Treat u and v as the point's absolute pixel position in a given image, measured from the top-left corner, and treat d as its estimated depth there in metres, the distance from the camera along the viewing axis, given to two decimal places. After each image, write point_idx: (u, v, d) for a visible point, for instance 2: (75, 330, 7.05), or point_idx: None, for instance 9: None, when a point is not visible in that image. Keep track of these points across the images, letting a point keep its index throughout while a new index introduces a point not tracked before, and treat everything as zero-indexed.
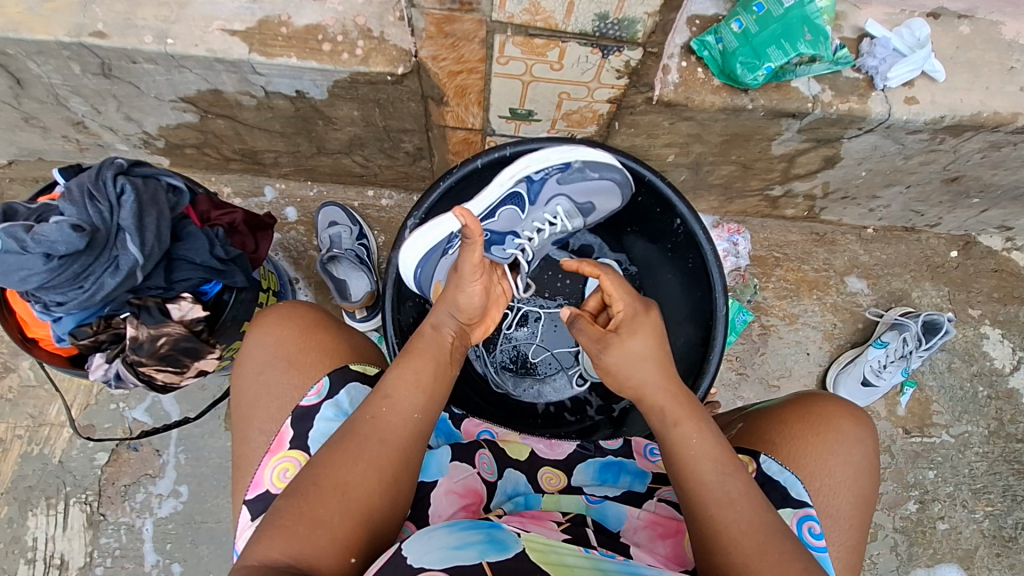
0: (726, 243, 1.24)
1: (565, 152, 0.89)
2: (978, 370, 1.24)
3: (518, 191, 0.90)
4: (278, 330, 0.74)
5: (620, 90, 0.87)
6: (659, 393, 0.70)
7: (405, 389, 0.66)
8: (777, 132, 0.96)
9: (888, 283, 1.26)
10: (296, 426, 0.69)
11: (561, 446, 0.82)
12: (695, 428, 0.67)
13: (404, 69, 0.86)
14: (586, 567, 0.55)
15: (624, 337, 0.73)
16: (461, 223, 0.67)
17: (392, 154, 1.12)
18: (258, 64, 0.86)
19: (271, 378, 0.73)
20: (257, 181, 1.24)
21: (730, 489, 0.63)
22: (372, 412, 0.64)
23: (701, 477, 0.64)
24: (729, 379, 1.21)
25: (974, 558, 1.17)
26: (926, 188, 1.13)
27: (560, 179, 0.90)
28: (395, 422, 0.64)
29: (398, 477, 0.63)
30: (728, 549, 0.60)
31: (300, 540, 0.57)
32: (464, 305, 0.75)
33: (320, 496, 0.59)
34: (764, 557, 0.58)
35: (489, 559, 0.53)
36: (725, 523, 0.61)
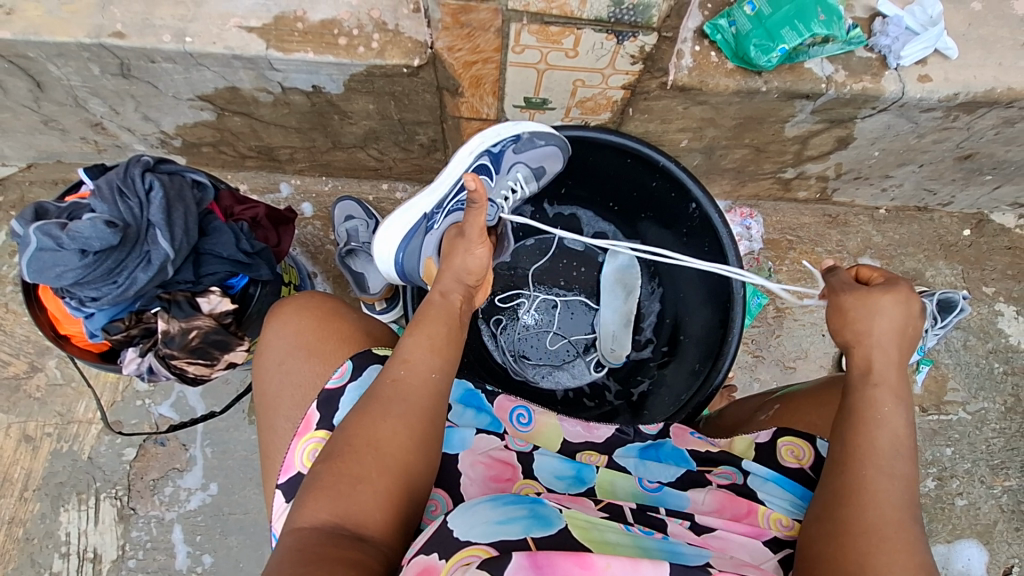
0: (740, 227, 1.26)
1: (513, 126, 0.94)
2: (993, 347, 1.25)
3: (483, 163, 0.94)
4: (296, 318, 0.75)
5: (635, 75, 0.87)
6: (885, 348, 0.65)
7: (420, 348, 0.67)
8: (790, 114, 0.96)
9: (902, 262, 1.27)
10: (322, 410, 0.70)
11: (599, 430, 0.82)
12: (892, 400, 0.64)
13: (420, 61, 0.87)
14: (626, 545, 0.57)
15: (876, 295, 0.65)
16: (469, 188, 0.72)
17: (407, 147, 1.13)
18: (275, 59, 0.87)
19: (293, 367, 0.74)
20: (273, 178, 1.25)
21: (898, 471, 0.61)
22: (393, 375, 0.65)
23: (875, 447, 0.62)
24: (746, 362, 1.22)
25: (994, 533, 1.18)
26: (939, 166, 1.13)
27: (516, 149, 0.95)
28: (413, 380, 0.65)
29: (427, 433, 0.63)
30: (870, 534, 0.58)
31: (343, 499, 0.58)
32: (473, 269, 0.77)
33: (354, 455, 0.60)
34: (893, 545, 0.57)
35: (533, 535, 0.55)
36: (881, 509, 0.59)
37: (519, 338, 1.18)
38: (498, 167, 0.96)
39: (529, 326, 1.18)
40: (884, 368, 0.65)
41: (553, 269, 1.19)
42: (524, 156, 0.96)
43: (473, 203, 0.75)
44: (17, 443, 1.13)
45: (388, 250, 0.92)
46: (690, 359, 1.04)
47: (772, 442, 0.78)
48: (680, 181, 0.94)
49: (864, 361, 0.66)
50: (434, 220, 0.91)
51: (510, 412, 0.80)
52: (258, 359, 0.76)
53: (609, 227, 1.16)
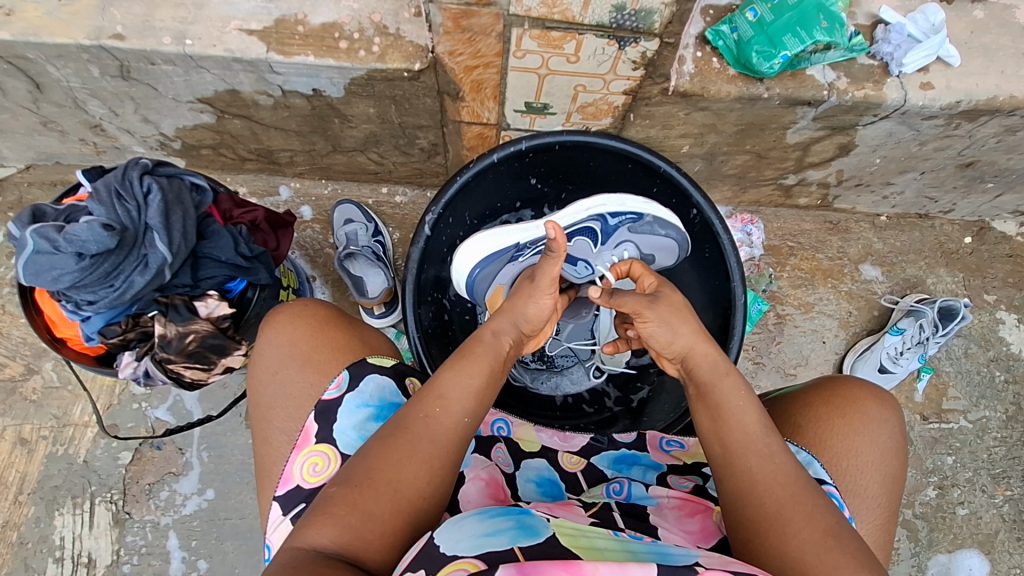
0: (740, 234, 1.25)
1: (643, 203, 0.91)
2: (994, 355, 1.24)
3: (592, 224, 0.93)
4: (291, 328, 0.75)
5: (636, 81, 0.87)
6: (707, 346, 0.70)
7: (460, 391, 0.66)
8: (792, 121, 0.96)
9: (903, 270, 1.26)
10: (320, 422, 0.70)
11: (575, 439, 0.83)
12: (740, 383, 0.67)
13: (421, 65, 0.87)
14: (616, 550, 0.56)
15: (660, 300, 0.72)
16: (550, 236, 0.69)
17: (407, 151, 1.13)
18: (275, 62, 0.87)
19: (287, 378, 0.73)
20: (272, 181, 1.25)
21: (772, 443, 0.63)
22: (426, 412, 0.64)
23: (744, 431, 0.64)
24: (746, 369, 1.21)
25: (995, 543, 1.17)
26: (941, 174, 1.13)
27: (632, 228, 0.92)
28: (447, 424, 0.65)
29: (445, 479, 0.63)
30: (763, 500, 0.60)
31: (352, 530, 0.57)
32: (530, 317, 0.77)
33: (371, 489, 0.59)
34: (798, 507, 0.59)
35: (520, 545, 0.54)
36: (761, 475, 0.61)
37: None
38: (604, 239, 0.94)
39: None
40: (716, 360, 0.69)
41: None
42: (637, 239, 0.93)
43: (550, 253, 0.73)
44: (13, 446, 1.12)
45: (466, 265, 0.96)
46: None
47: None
48: (681, 188, 0.93)
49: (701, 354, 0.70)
50: (522, 254, 0.95)
51: (492, 424, 0.81)
52: (252, 368, 0.76)
53: None
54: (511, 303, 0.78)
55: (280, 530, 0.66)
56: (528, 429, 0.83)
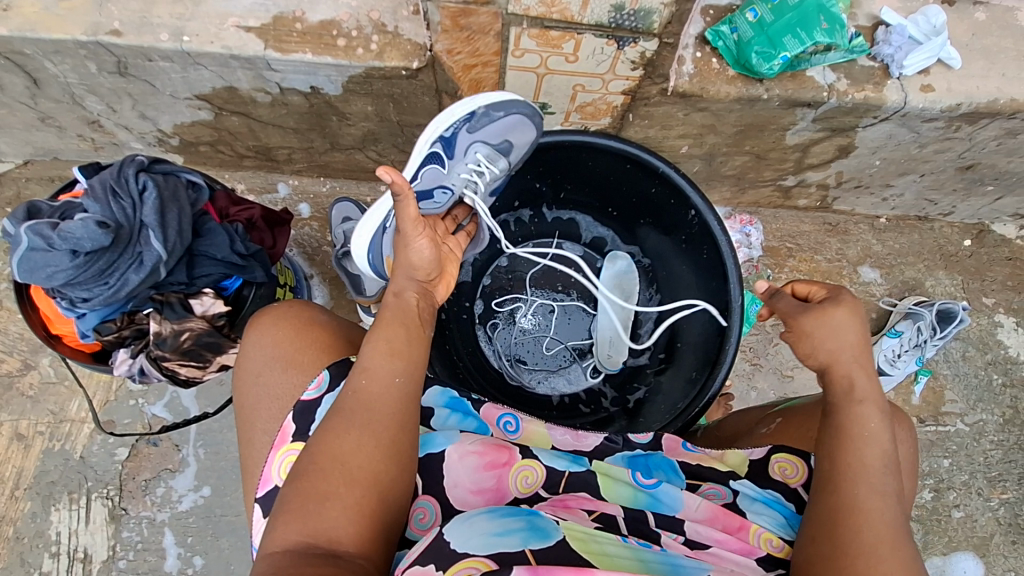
0: (738, 235, 1.25)
1: (469, 101, 0.85)
2: (992, 359, 1.24)
3: (435, 151, 0.86)
4: (274, 330, 0.75)
5: (635, 81, 0.86)
6: (854, 365, 0.67)
7: (380, 357, 0.65)
8: (792, 122, 0.96)
9: (902, 272, 1.26)
10: (299, 421, 0.69)
11: (587, 438, 0.79)
12: (875, 413, 0.66)
13: (419, 63, 0.86)
14: (626, 558, 0.58)
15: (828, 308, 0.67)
16: (387, 181, 0.65)
17: (405, 149, 1.13)
18: (273, 60, 0.87)
19: (270, 379, 0.73)
20: (270, 178, 1.24)
21: (886, 483, 0.63)
22: (354, 387, 0.64)
23: (859, 460, 0.64)
24: (743, 370, 1.21)
25: (990, 546, 1.17)
26: (941, 176, 1.12)
27: (470, 128, 0.86)
28: (376, 390, 0.64)
29: (396, 440, 0.62)
30: (860, 533, 0.60)
31: (313, 517, 0.57)
32: (417, 262, 0.73)
33: (319, 471, 0.59)
34: (894, 551, 0.59)
35: (532, 546, 0.55)
36: (863, 516, 0.61)
37: (517, 342, 1.18)
38: (451, 152, 0.87)
39: (526, 329, 1.18)
40: (859, 382, 0.67)
41: (551, 274, 1.19)
42: (482, 136, 0.86)
43: (399, 197, 0.68)
44: (9, 441, 1.12)
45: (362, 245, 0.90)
46: (687, 367, 1.03)
47: (766, 459, 0.75)
48: (680, 188, 0.93)
49: (841, 372, 0.68)
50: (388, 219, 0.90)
51: (497, 420, 0.78)
52: (236, 368, 0.76)
53: (608, 232, 1.15)
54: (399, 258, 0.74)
55: (261, 533, 0.67)
56: (538, 426, 0.80)
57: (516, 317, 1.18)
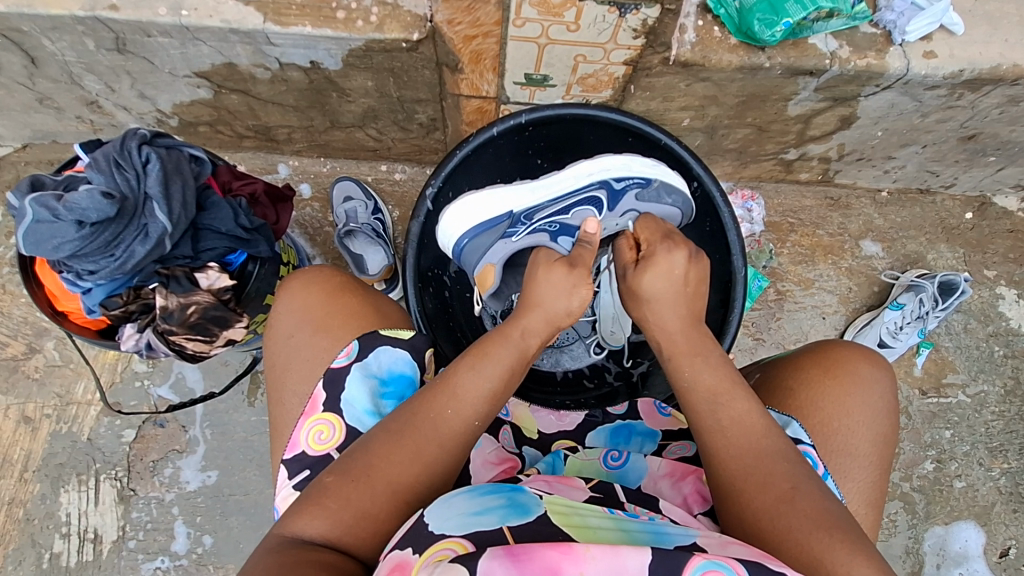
0: (741, 210, 1.25)
1: (648, 168, 0.86)
2: (994, 331, 1.25)
3: (596, 195, 0.86)
4: (305, 295, 0.76)
5: (637, 51, 0.86)
6: (673, 332, 0.72)
7: (475, 392, 0.65)
8: (793, 92, 0.95)
9: (903, 245, 1.26)
10: (328, 390, 0.70)
11: (570, 418, 0.85)
12: (688, 363, 0.69)
13: (420, 35, 0.86)
14: (609, 529, 0.55)
15: (639, 272, 0.73)
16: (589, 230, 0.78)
17: (406, 127, 1.12)
18: (272, 33, 0.86)
19: (300, 341, 0.74)
20: (271, 159, 1.24)
21: (722, 417, 0.65)
22: (436, 410, 0.64)
23: (697, 414, 0.66)
24: (745, 345, 1.22)
25: (992, 515, 1.18)
26: (943, 147, 1.12)
27: (639, 194, 0.85)
28: (456, 425, 0.64)
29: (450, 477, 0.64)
30: (720, 471, 0.63)
31: (342, 523, 0.57)
32: (559, 312, 0.73)
33: (367, 485, 0.59)
34: (748, 479, 0.60)
35: (509, 524, 0.54)
36: (719, 450, 0.63)
37: None
38: (613, 204, 0.86)
39: None
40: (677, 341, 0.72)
41: None
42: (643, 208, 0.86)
43: (583, 246, 0.77)
44: (17, 424, 1.13)
45: (455, 229, 0.89)
46: None
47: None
48: (682, 159, 0.94)
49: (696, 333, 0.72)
50: (515, 229, 0.86)
51: None
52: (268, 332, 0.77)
53: None
54: (539, 298, 0.73)
55: (284, 494, 0.67)
56: (526, 411, 0.85)
57: None
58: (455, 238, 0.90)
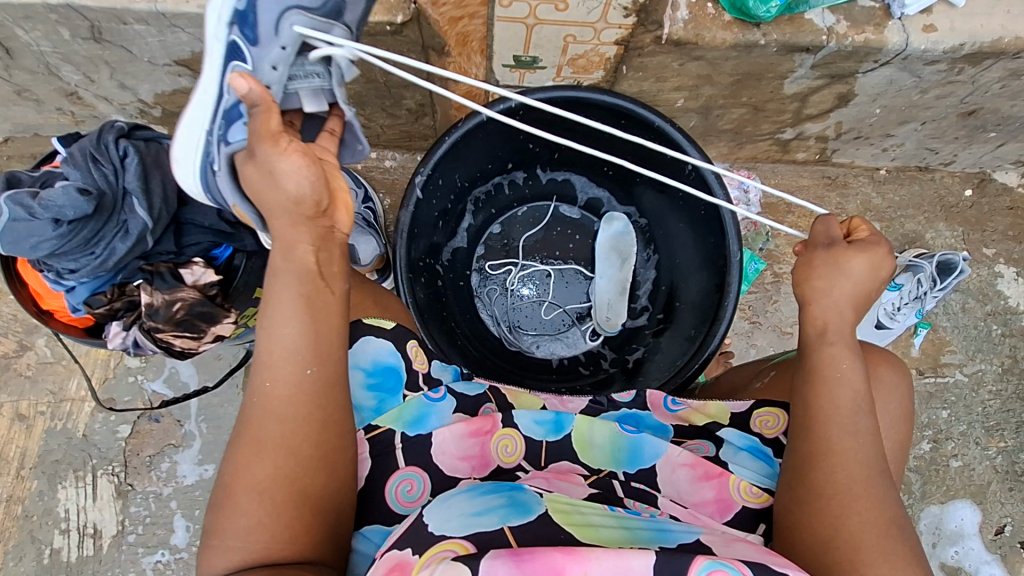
0: (737, 191, 1.23)
1: None
2: (992, 310, 1.24)
3: (233, 43, 0.61)
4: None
5: (629, 29, 0.84)
6: (838, 316, 0.68)
7: (281, 346, 0.57)
8: (790, 69, 0.93)
9: (902, 225, 1.25)
10: None
11: (572, 403, 0.79)
12: (846, 356, 0.66)
13: (403, 18, 0.82)
14: (611, 527, 0.56)
15: (851, 250, 0.69)
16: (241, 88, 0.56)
17: (394, 113, 1.09)
18: None
19: None
20: None
21: (860, 427, 0.64)
22: (259, 391, 0.58)
23: (834, 413, 0.64)
24: (742, 329, 1.21)
25: (987, 494, 1.18)
26: (942, 124, 1.10)
27: None
28: (281, 392, 0.57)
29: (332, 408, 0.59)
30: (824, 481, 0.62)
31: (243, 540, 0.55)
32: (291, 193, 0.57)
33: (239, 499, 0.56)
34: (854, 504, 0.60)
35: (510, 524, 0.54)
36: (837, 461, 0.62)
37: (517, 309, 1.20)
38: (256, 28, 0.61)
39: (523, 297, 1.21)
40: (839, 325, 0.68)
41: (548, 240, 1.22)
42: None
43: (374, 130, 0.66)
44: (11, 422, 1.12)
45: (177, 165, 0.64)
46: (686, 327, 1.03)
47: (749, 413, 0.75)
48: (676, 143, 0.91)
49: (815, 313, 0.69)
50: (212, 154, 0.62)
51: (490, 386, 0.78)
52: None
53: (603, 193, 1.18)
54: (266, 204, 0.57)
55: None
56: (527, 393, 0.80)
57: (509, 284, 1.20)
58: (190, 185, 0.66)
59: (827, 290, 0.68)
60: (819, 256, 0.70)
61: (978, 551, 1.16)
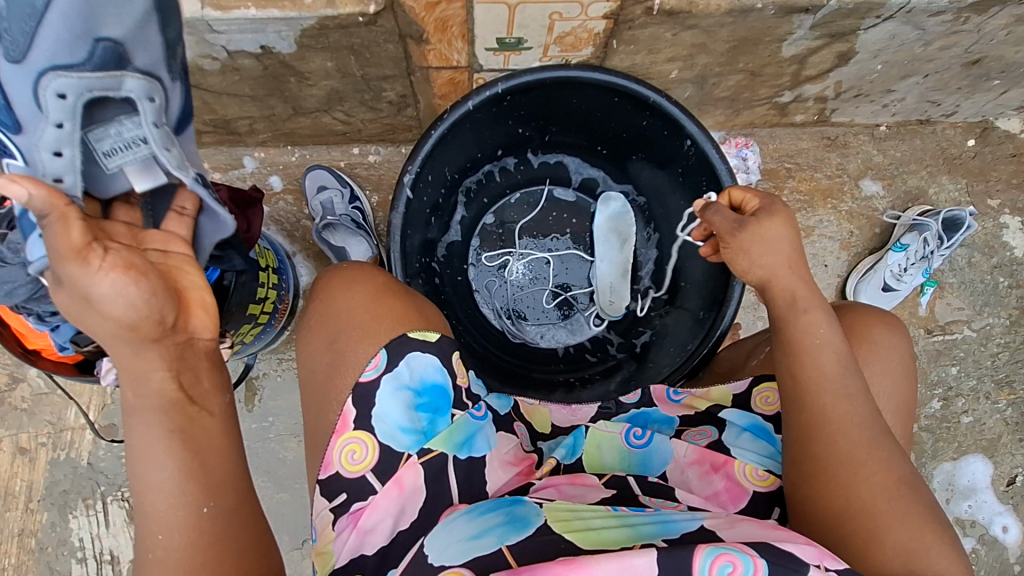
0: (736, 159, 1.19)
1: None
2: (998, 262, 1.22)
3: None
4: (349, 295, 0.70)
5: (617, 2, 0.79)
6: (790, 280, 0.68)
7: (157, 491, 0.51)
8: (788, 32, 0.88)
9: (904, 182, 1.22)
10: (360, 405, 0.64)
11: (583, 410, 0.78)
12: (823, 318, 0.65)
13: (376, 7, 0.78)
14: (613, 527, 0.53)
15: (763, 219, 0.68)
16: None
17: (374, 106, 1.04)
18: (214, 20, 0.78)
19: (344, 347, 0.67)
20: (235, 153, 1.16)
21: (849, 385, 0.62)
22: (152, 555, 0.50)
23: (821, 380, 0.63)
24: (748, 301, 1.19)
25: (999, 446, 1.18)
26: (945, 75, 1.06)
27: None
28: (179, 542, 0.50)
29: (249, 505, 0.55)
30: (830, 448, 0.60)
31: None
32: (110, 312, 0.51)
33: None
34: (864, 467, 0.59)
35: (509, 543, 0.51)
36: (842, 426, 0.61)
37: (517, 299, 1.17)
38: None
39: (524, 286, 1.17)
40: (799, 291, 0.67)
41: (544, 223, 1.19)
42: None
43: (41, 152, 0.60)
44: (12, 456, 1.09)
45: None
46: (692, 307, 1.01)
47: (749, 392, 0.73)
48: (673, 118, 0.88)
49: (780, 287, 0.68)
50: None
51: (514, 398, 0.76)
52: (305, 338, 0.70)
53: (598, 172, 1.15)
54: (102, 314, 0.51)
55: (324, 516, 0.62)
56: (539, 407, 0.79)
57: (506, 274, 1.17)
58: None
59: (772, 262, 0.68)
60: (742, 239, 0.68)
61: (991, 504, 1.17)
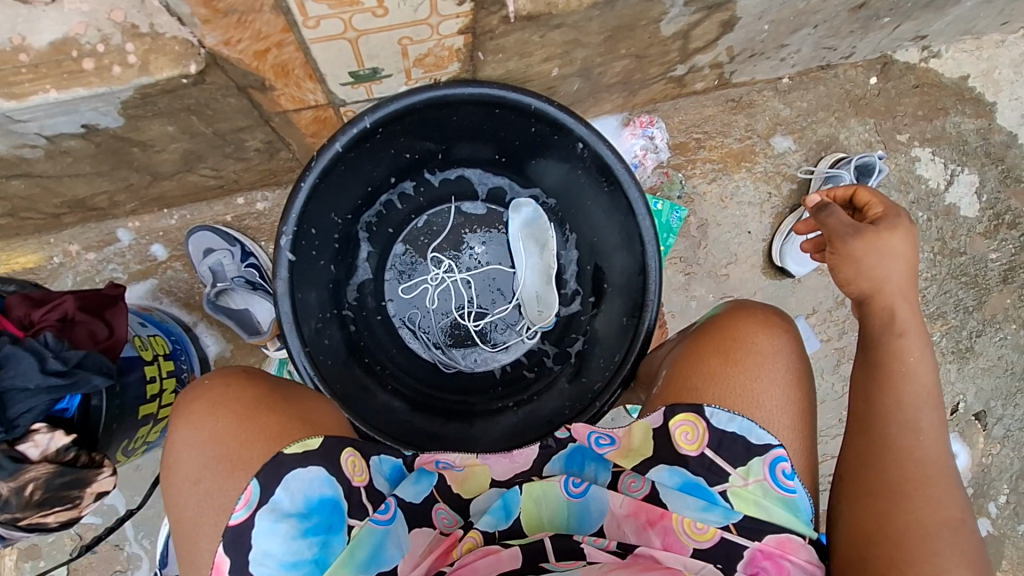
0: (642, 140, 1.14)
1: None
2: (915, 197, 1.22)
3: None
4: (210, 421, 0.64)
5: (468, 16, 0.71)
6: (898, 298, 0.65)
7: None
8: (662, 12, 0.82)
9: (814, 132, 1.19)
10: (233, 552, 0.60)
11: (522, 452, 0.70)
12: (920, 346, 0.64)
13: (198, 66, 0.68)
14: None
15: (885, 231, 0.65)
16: None
17: (242, 157, 0.94)
18: (11, 111, 0.67)
19: (211, 485, 0.63)
20: (106, 227, 1.05)
21: (925, 419, 0.62)
22: None
23: (899, 405, 0.63)
24: (678, 283, 1.16)
25: (938, 378, 1.21)
26: (835, 22, 1.02)
27: None
28: None
29: None
30: (894, 469, 0.61)
31: None
32: None
33: None
34: (920, 489, 0.59)
35: None
36: (908, 449, 0.61)
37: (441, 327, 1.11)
38: None
39: (447, 311, 1.11)
40: (901, 313, 0.65)
41: (457, 240, 1.12)
42: None
43: None
44: None
45: None
46: (616, 312, 0.96)
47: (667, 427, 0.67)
48: (562, 122, 0.82)
49: (883, 304, 0.66)
50: None
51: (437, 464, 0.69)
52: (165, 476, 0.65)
53: (503, 180, 1.07)
54: None
55: None
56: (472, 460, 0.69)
57: (427, 304, 1.11)
58: None
59: (886, 277, 0.65)
60: (857, 248, 0.65)
61: None
